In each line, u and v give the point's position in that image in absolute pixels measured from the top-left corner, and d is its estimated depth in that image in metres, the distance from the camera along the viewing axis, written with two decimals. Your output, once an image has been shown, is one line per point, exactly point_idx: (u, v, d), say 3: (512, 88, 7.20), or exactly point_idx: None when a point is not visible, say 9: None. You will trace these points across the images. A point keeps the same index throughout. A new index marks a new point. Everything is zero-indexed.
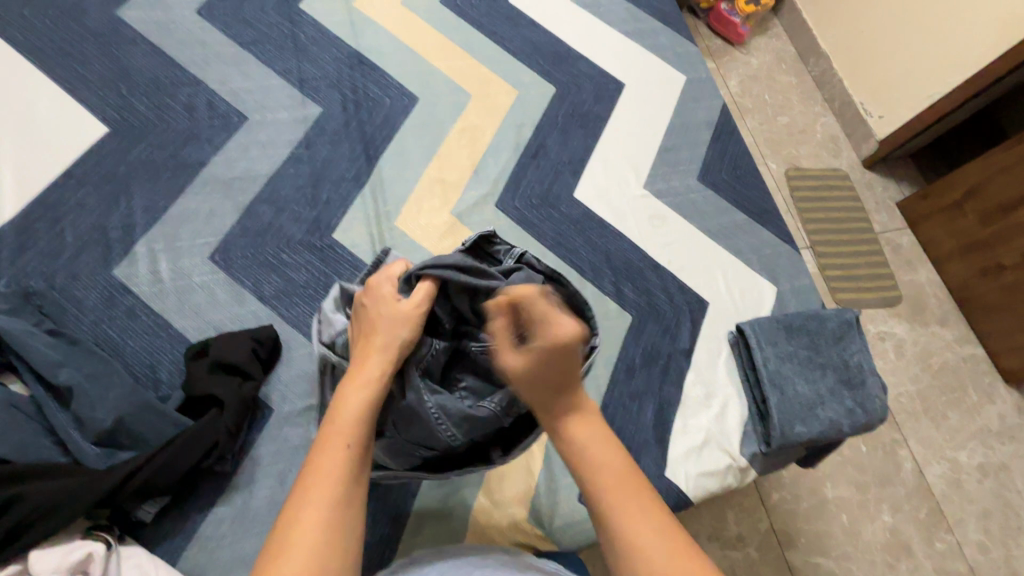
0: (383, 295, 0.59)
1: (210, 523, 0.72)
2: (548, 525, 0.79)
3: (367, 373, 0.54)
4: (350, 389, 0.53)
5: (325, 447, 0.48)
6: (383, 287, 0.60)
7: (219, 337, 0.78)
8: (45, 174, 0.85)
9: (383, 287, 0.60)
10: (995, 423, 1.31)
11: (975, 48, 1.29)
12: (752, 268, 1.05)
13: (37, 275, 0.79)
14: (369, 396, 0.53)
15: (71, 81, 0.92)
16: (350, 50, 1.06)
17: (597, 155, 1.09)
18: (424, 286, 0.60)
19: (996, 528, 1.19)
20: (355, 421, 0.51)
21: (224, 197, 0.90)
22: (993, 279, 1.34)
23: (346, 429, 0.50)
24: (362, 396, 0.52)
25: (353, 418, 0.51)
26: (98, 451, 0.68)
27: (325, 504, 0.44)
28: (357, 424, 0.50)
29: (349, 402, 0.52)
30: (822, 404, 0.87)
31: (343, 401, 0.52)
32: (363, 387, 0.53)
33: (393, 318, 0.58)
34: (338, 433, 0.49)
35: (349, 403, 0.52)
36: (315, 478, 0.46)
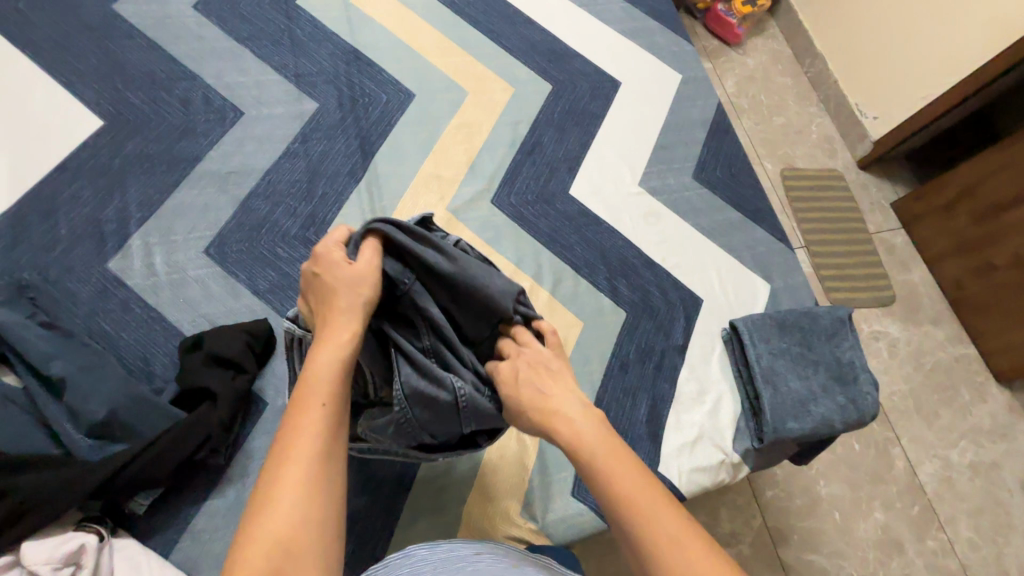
0: (333, 258, 0.58)
1: (204, 515, 0.72)
2: (541, 519, 0.79)
3: (337, 336, 0.54)
4: (321, 351, 0.53)
5: (300, 412, 0.49)
6: (332, 252, 0.58)
7: (213, 330, 0.78)
8: (40, 168, 0.85)
9: (333, 253, 0.58)
10: (987, 421, 1.32)
11: (968, 50, 1.30)
12: (746, 265, 1.06)
13: (31, 267, 0.79)
14: (339, 357, 0.53)
15: (67, 75, 0.92)
16: (347, 47, 1.06)
17: (592, 152, 1.09)
18: (370, 247, 0.60)
19: (987, 526, 1.20)
20: (328, 386, 0.51)
21: (219, 191, 0.90)
22: (985, 279, 1.35)
23: (321, 392, 0.51)
24: (333, 358, 0.53)
25: (325, 381, 0.51)
26: (91, 443, 0.67)
27: (305, 472, 0.46)
28: (330, 386, 0.51)
29: (320, 365, 0.52)
30: (814, 401, 0.87)
31: (315, 364, 0.52)
32: (333, 348, 0.53)
33: (347, 283, 0.56)
34: (312, 397, 0.50)
35: (321, 366, 0.52)
36: (292, 445, 0.47)
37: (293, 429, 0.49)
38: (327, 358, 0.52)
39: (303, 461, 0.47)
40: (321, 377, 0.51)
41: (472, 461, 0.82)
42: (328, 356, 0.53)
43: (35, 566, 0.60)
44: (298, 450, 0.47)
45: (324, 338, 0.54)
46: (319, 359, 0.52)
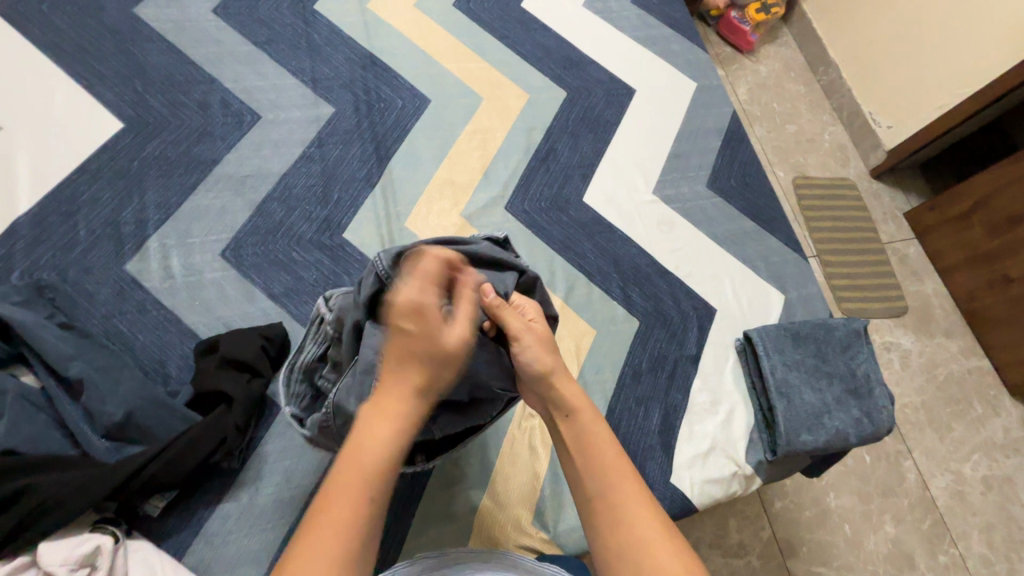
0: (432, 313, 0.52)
1: (217, 519, 0.72)
2: (553, 528, 0.79)
3: (401, 403, 0.50)
4: (380, 425, 0.49)
5: (343, 484, 0.45)
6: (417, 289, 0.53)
7: (228, 334, 0.78)
8: (60, 168, 0.86)
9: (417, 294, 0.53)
10: (1000, 435, 1.30)
11: (987, 59, 1.29)
12: (759, 275, 1.05)
13: (50, 267, 0.80)
14: (395, 429, 0.49)
15: (88, 76, 0.92)
16: (363, 51, 1.07)
17: (606, 159, 1.09)
18: (466, 311, 0.54)
19: (999, 542, 1.19)
20: (377, 465, 0.47)
21: (236, 194, 0.90)
22: (1000, 292, 1.34)
23: (371, 468, 0.47)
24: (390, 432, 0.49)
25: (378, 458, 0.47)
26: (108, 445, 0.68)
27: (337, 554, 0.43)
28: (379, 464, 0.47)
29: (377, 431, 0.48)
30: (828, 413, 0.87)
31: (372, 432, 0.48)
32: (392, 417, 0.49)
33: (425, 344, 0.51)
34: (359, 471, 0.46)
35: (375, 444, 0.48)
36: (329, 515, 0.44)
37: (326, 504, 0.45)
38: (383, 429, 0.49)
39: (336, 541, 0.43)
40: (372, 460, 0.47)
41: (484, 468, 0.81)
42: (386, 431, 0.49)
43: (51, 567, 0.60)
44: (330, 523, 0.44)
45: (388, 406, 0.50)
46: (377, 429, 0.49)
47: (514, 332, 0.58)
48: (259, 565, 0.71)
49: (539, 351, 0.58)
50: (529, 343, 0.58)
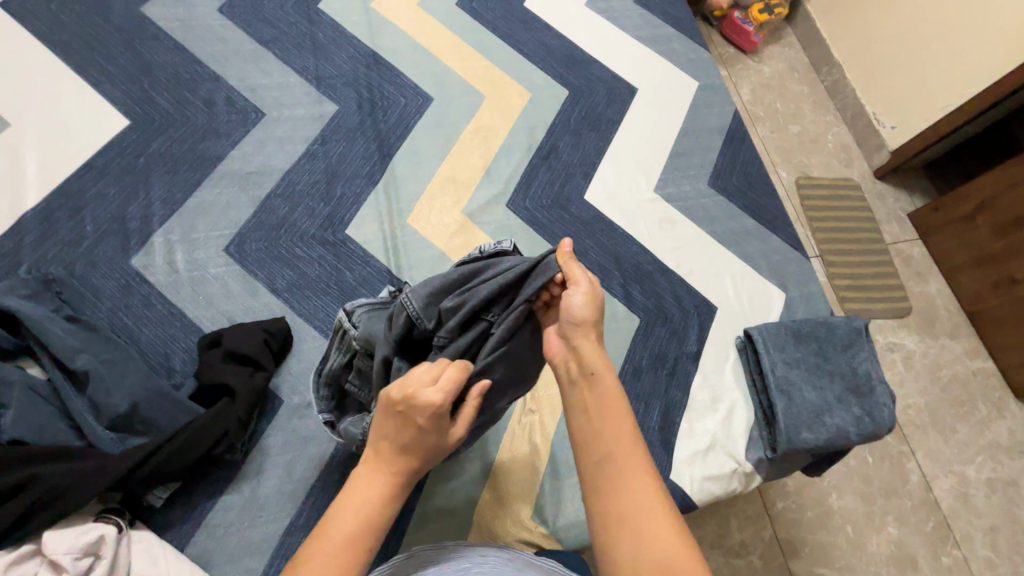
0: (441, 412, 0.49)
1: (219, 510, 0.73)
2: (553, 523, 0.79)
3: (393, 474, 0.50)
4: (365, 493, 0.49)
5: (328, 537, 0.46)
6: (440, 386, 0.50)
7: (231, 328, 0.79)
8: (68, 165, 0.87)
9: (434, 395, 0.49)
10: (1004, 437, 1.30)
11: (991, 60, 1.29)
12: (761, 273, 1.05)
13: (57, 262, 0.81)
14: (384, 495, 0.49)
15: (96, 74, 0.94)
16: (366, 50, 1.07)
17: (608, 158, 1.09)
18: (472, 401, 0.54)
19: (1003, 544, 1.19)
20: (358, 528, 0.47)
21: (240, 190, 0.91)
22: (1004, 292, 1.34)
23: (354, 529, 0.47)
24: (378, 498, 0.49)
25: (360, 518, 0.48)
26: (113, 436, 0.69)
27: None
28: (364, 527, 0.47)
29: (365, 495, 0.49)
30: (829, 411, 0.86)
31: (362, 493, 0.49)
32: (378, 491, 0.49)
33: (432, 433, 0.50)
34: (344, 528, 0.47)
35: (359, 511, 0.48)
36: (306, 567, 0.44)
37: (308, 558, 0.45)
38: (368, 498, 0.49)
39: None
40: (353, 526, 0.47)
41: (484, 464, 0.82)
42: (374, 495, 0.49)
43: (56, 555, 0.60)
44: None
45: (380, 472, 0.50)
46: (365, 491, 0.49)
47: (572, 278, 0.57)
48: (260, 556, 0.72)
49: (589, 301, 0.56)
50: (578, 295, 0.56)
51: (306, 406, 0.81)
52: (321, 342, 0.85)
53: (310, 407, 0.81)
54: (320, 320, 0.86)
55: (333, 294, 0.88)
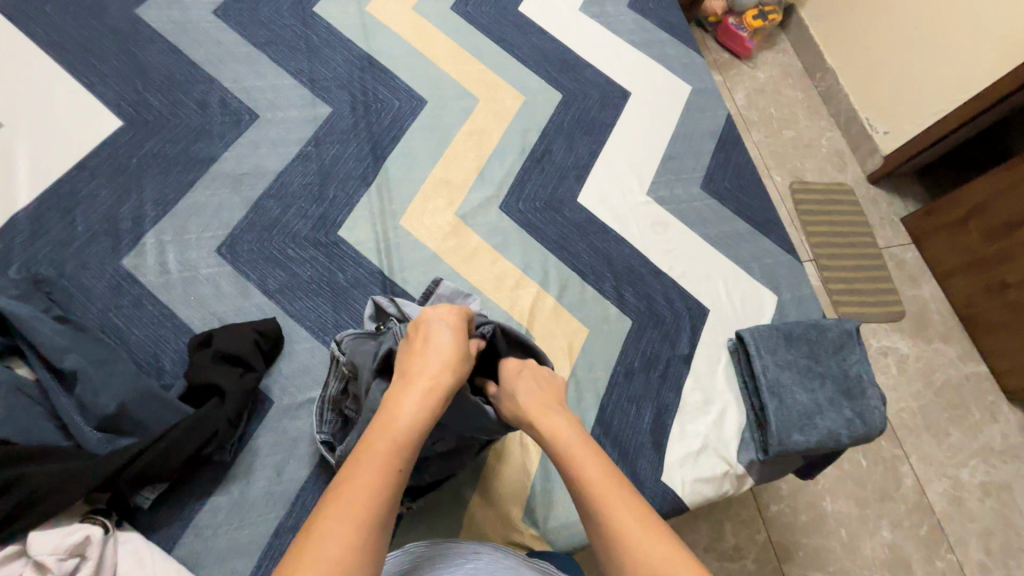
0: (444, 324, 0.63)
1: (207, 511, 0.72)
2: (543, 525, 0.79)
3: (425, 389, 0.55)
4: (409, 400, 0.54)
5: (368, 458, 0.47)
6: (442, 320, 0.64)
7: (222, 328, 0.79)
8: (60, 165, 0.87)
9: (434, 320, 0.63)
10: (997, 441, 1.30)
11: (984, 65, 1.29)
12: (753, 276, 1.06)
13: (48, 262, 0.80)
14: (418, 413, 0.53)
15: (89, 75, 0.94)
16: (361, 53, 1.08)
17: (601, 161, 1.10)
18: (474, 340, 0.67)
19: (997, 548, 1.19)
20: (398, 444, 0.50)
21: (232, 191, 0.91)
22: (996, 296, 1.34)
23: (393, 444, 0.49)
24: (416, 414, 0.53)
25: (397, 435, 0.50)
26: (100, 437, 0.69)
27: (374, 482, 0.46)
28: (401, 440, 0.50)
29: (400, 415, 0.52)
30: (820, 413, 0.87)
31: (398, 413, 0.52)
32: (420, 395, 0.55)
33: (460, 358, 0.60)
34: (383, 448, 0.49)
35: (406, 412, 0.53)
36: (353, 488, 0.45)
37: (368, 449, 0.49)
38: (413, 400, 0.54)
39: (361, 510, 0.44)
40: (404, 419, 0.52)
41: (474, 465, 0.82)
42: (407, 416, 0.52)
43: (42, 556, 0.60)
44: (356, 492, 0.45)
45: (412, 391, 0.55)
46: (398, 414, 0.52)
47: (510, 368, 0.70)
48: (248, 557, 0.71)
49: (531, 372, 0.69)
50: (530, 373, 0.69)
51: (296, 407, 0.81)
52: (312, 343, 0.85)
53: (300, 409, 0.81)
54: (312, 321, 0.86)
55: (325, 295, 0.88)
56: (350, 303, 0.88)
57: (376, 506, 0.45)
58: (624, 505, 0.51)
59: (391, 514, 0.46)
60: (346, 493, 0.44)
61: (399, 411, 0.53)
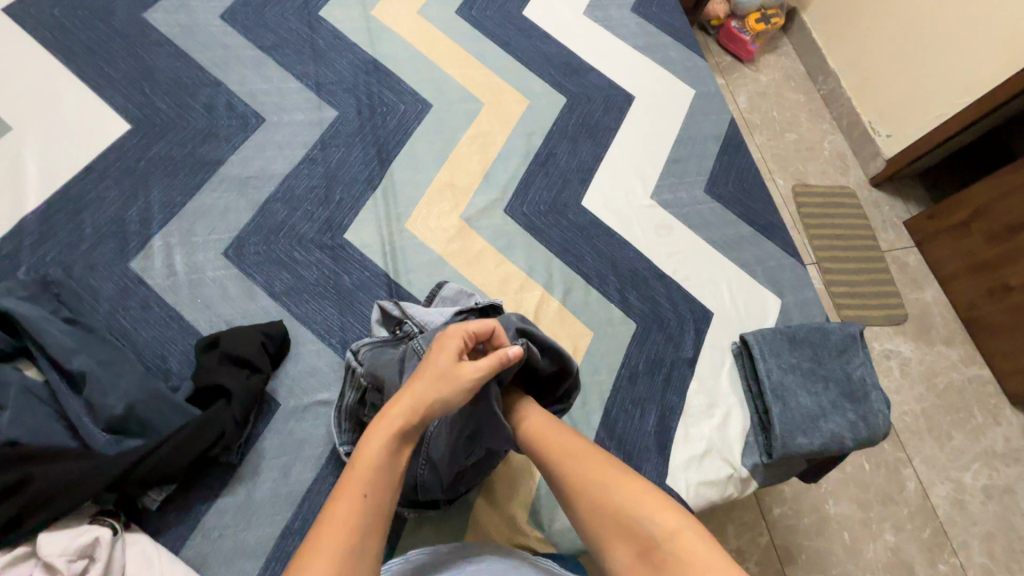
0: (449, 348, 0.63)
1: (214, 513, 0.73)
2: (548, 528, 0.79)
3: (392, 420, 0.58)
4: (374, 438, 0.57)
5: (343, 494, 0.52)
6: (451, 343, 0.64)
7: (229, 331, 0.79)
8: (68, 168, 0.87)
9: (450, 341, 0.64)
10: (1000, 444, 1.30)
11: (987, 69, 1.30)
12: (757, 280, 1.06)
13: (55, 264, 0.81)
14: (390, 441, 0.57)
15: (97, 79, 0.94)
16: (367, 57, 1.08)
17: (605, 164, 1.10)
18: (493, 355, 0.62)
19: (1000, 551, 1.19)
20: (370, 475, 0.54)
21: (239, 194, 0.92)
22: (999, 299, 1.34)
23: (365, 476, 0.54)
24: (383, 446, 0.56)
25: (369, 466, 0.54)
26: (108, 438, 0.69)
27: (348, 522, 0.50)
28: (372, 471, 0.54)
29: (369, 448, 0.56)
30: (823, 417, 0.87)
31: (366, 447, 0.56)
32: (386, 433, 0.57)
33: (448, 378, 0.60)
34: (355, 481, 0.53)
35: (371, 446, 0.56)
36: (331, 523, 0.50)
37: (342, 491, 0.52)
38: (379, 437, 0.56)
39: (336, 544, 0.48)
40: (368, 459, 0.55)
41: None
42: (379, 445, 0.56)
43: (51, 557, 0.61)
44: (334, 527, 0.49)
45: (381, 421, 0.58)
46: (369, 445, 0.56)
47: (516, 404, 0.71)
48: (255, 559, 0.72)
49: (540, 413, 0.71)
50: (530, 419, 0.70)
51: (302, 410, 0.81)
52: (319, 346, 0.85)
53: (307, 410, 0.81)
54: (318, 323, 0.86)
55: (331, 298, 0.88)
56: (355, 306, 0.89)
57: (351, 536, 0.49)
58: (589, 464, 0.63)
59: (368, 543, 0.50)
60: (325, 529, 0.49)
61: (369, 443, 0.56)
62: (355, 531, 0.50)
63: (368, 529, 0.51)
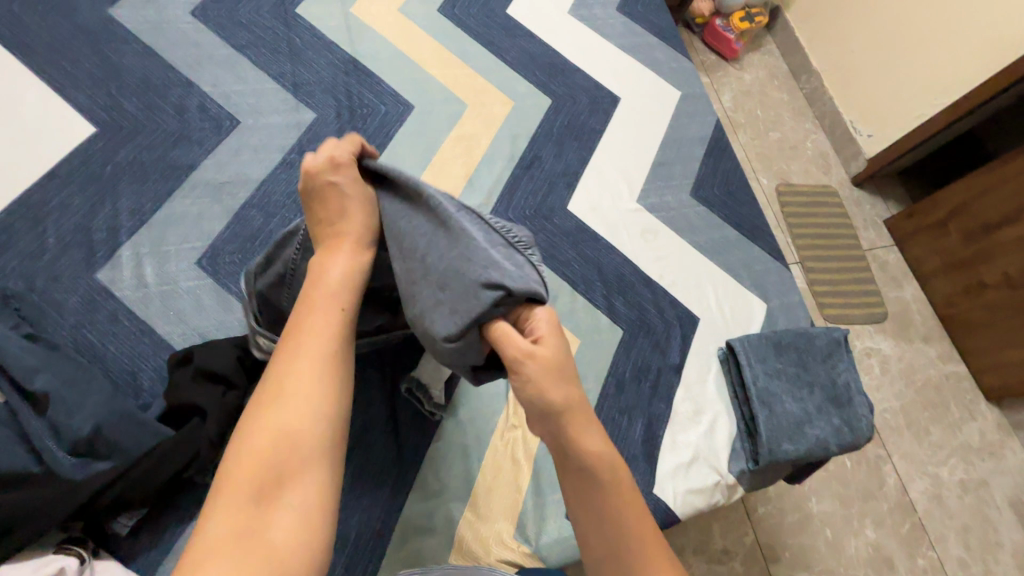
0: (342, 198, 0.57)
1: (189, 536, 0.70)
2: (535, 541, 0.78)
3: (345, 251, 0.56)
4: (331, 263, 0.55)
5: (310, 319, 0.51)
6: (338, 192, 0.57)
7: (202, 345, 0.76)
8: (28, 172, 0.83)
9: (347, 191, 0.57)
10: (977, 439, 1.32)
11: (963, 72, 1.31)
12: (742, 284, 1.05)
13: (17, 277, 0.77)
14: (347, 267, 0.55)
15: (60, 78, 0.90)
16: (345, 56, 1.05)
17: (591, 167, 1.09)
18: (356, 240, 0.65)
19: (975, 544, 1.20)
20: (336, 292, 0.53)
21: (213, 200, 0.88)
22: (976, 298, 1.35)
23: (331, 292, 0.53)
24: (340, 267, 0.55)
25: (335, 286, 0.53)
26: (74, 461, 0.63)
27: (321, 330, 0.50)
28: (337, 292, 0.53)
29: (328, 270, 0.54)
30: (809, 422, 0.87)
31: (329, 267, 0.54)
32: (343, 256, 0.56)
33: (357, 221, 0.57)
34: (330, 283, 0.53)
35: (329, 269, 0.54)
36: (297, 342, 0.50)
37: (310, 309, 0.52)
38: (336, 265, 0.55)
39: (313, 355, 0.49)
40: (328, 282, 0.53)
41: (466, 482, 0.81)
42: (340, 266, 0.55)
43: None
44: (307, 346, 0.50)
45: (332, 251, 0.56)
46: (332, 265, 0.55)
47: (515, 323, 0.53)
48: None
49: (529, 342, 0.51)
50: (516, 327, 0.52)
51: None
52: None
53: None
54: None
55: None
56: None
57: (324, 354, 0.50)
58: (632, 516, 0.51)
59: (342, 349, 0.51)
60: (290, 352, 0.49)
61: (322, 282, 0.53)
62: (328, 343, 0.50)
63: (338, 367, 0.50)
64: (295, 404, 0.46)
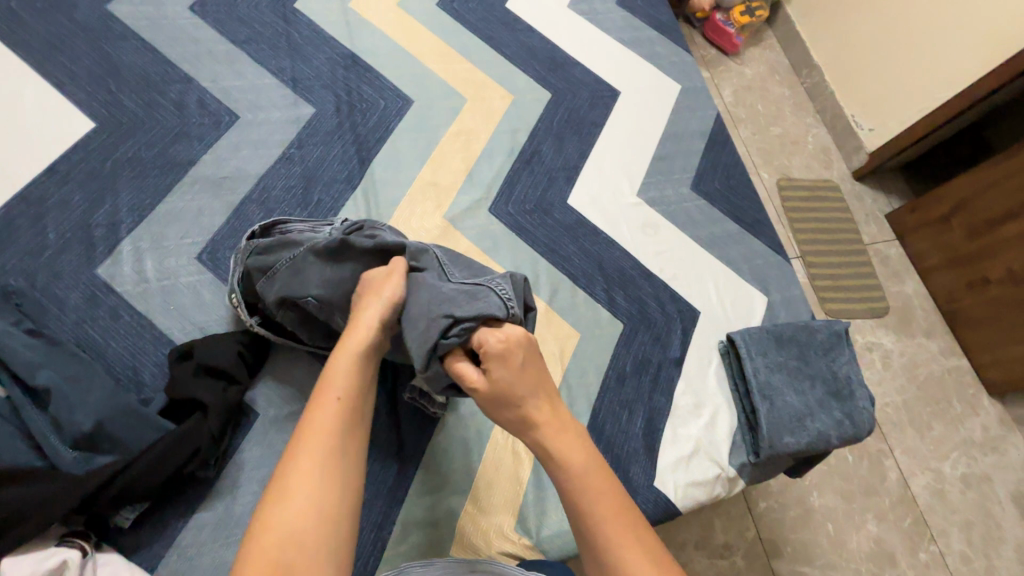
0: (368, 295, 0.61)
1: (191, 530, 0.70)
2: (536, 534, 0.78)
3: (352, 344, 0.56)
4: (339, 359, 0.54)
5: (316, 415, 0.49)
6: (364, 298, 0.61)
7: (204, 340, 0.76)
8: (28, 169, 0.83)
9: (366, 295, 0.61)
10: (979, 433, 1.32)
11: (965, 64, 1.30)
12: (743, 278, 1.05)
13: (18, 273, 0.77)
14: (355, 355, 0.55)
15: (60, 75, 0.90)
16: (344, 51, 1.05)
17: (591, 161, 1.08)
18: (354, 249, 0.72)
19: (977, 539, 1.20)
20: (345, 381, 0.53)
21: (213, 196, 0.88)
22: (978, 292, 1.35)
23: (337, 390, 0.52)
24: (347, 362, 0.54)
25: (342, 377, 0.53)
26: (75, 457, 0.63)
27: (327, 428, 0.48)
28: (347, 384, 0.52)
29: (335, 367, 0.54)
30: (810, 416, 0.87)
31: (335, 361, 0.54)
32: (349, 351, 0.55)
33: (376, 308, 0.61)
34: (340, 376, 0.53)
35: (337, 366, 0.54)
36: (309, 438, 0.47)
37: (316, 409, 0.50)
38: (343, 361, 0.54)
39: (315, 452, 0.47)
40: (336, 375, 0.53)
41: (466, 476, 0.81)
42: (349, 355, 0.55)
43: None
44: (316, 431, 0.48)
45: (343, 348, 0.56)
46: (341, 355, 0.55)
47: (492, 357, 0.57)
48: None
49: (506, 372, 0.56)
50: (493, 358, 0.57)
51: (282, 419, 0.79)
52: (297, 351, 0.83)
53: (287, 420, 0.79)
54: None
55: None
56: None
57: (331, 446, 0.48)
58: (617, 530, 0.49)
59: (349, 441, 0.49)
60: (300, 450, 0.47)
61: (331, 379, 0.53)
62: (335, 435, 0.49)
63: (344, 460, 0.48)
64: (301, 502, 0.44)
